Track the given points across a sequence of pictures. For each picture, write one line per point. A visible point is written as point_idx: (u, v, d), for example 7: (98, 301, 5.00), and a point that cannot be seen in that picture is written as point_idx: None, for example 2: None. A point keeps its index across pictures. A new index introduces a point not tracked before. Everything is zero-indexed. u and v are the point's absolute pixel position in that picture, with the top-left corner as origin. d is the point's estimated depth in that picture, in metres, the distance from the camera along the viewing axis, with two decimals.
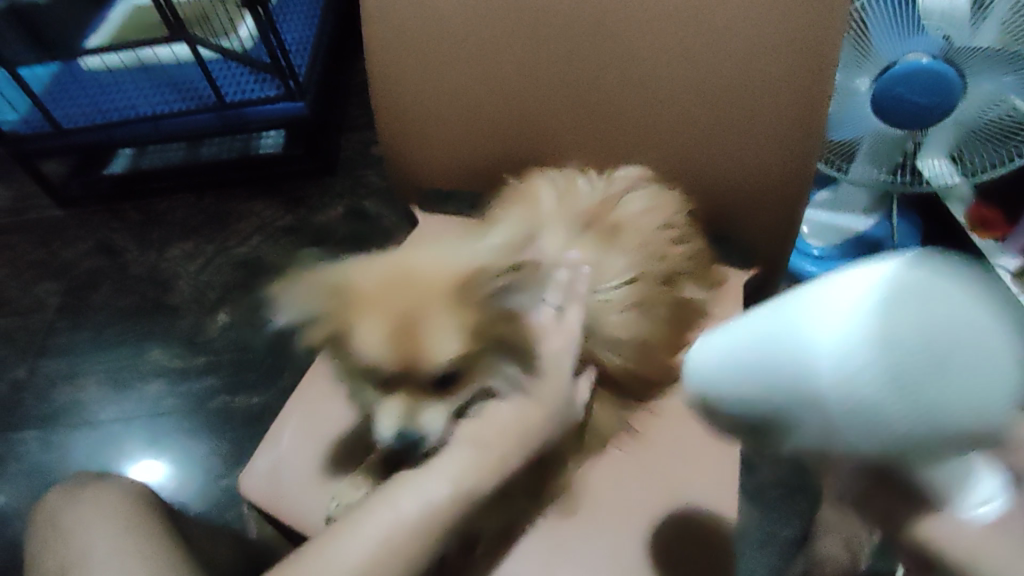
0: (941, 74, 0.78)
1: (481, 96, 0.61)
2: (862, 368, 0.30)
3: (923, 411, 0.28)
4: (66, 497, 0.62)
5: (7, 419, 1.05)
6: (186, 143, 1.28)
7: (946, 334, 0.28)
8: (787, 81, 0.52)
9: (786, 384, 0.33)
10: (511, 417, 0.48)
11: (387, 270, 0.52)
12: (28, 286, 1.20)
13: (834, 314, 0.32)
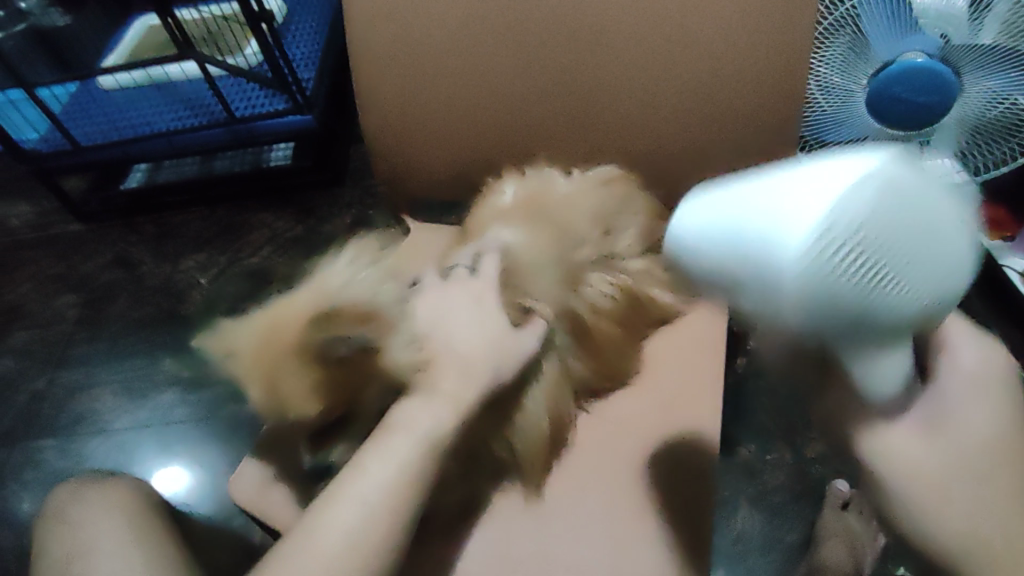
0: (936, 71, 0.77)
1: (477, 112, 0.74)
2: (835, 265, 0.37)
3: (885, 300, 0.37)
4: (69, 490, 0.64)
5: (29, 428, 1.11)
6: (200, 157, 1.31)
7: (916, 240, 0.37)
8: (735, 57, 0.67)
9: (754, 261, 0.42)
10: (471, 349, 0.58)
11: (256, 328, 0.62)
12: (49, 299, 1.26)
13: (805, 210, 0.39)
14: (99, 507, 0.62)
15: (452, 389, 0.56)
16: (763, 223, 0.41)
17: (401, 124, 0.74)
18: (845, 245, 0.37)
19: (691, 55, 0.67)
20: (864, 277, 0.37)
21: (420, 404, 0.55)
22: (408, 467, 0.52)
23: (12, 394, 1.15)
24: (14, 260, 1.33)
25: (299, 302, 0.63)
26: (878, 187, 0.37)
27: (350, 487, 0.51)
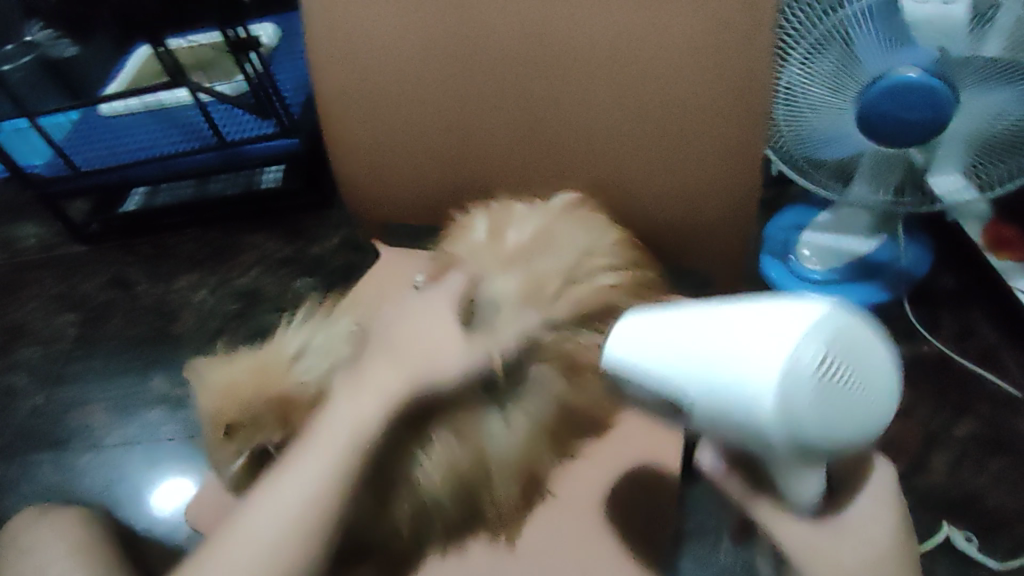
0: (932, 90, 0.71)
1: (432, 140, 0.71)
2: (800, 406, 0.36)
3: (832, 436, 0.38)
4: (26, 515, 0.64)
5: (25, 442, 1.12)
6: (194, 180, 1.35)
7: (860, 385, 0.38)
8: (706, 92, 0.60)
9: (721, 406, 0.38)
10: (370, 388, 0.51)
11: (214, 376, 0.61)
12: (50, 318, 1.27)
13: (774, 353, 0.37)
14: (55, 531, 0.61)
15: (369, 401, 0.50)
16: (714, 362, 0.39)
17: (362, 155, 0.72)
18: (806, 391, 0.36)
19: (651, 81, 0.62)
20: (823, 415, 0.37)
21: (346, 400, 0.51)
22: (310, 487, 0.49)
23: (11, 410, 1.16)
24: (21, 281, 1.35)
25: (248, 363, 0.61)
26: (825, 332, 0.38)
27: (254, 518, 0.50)
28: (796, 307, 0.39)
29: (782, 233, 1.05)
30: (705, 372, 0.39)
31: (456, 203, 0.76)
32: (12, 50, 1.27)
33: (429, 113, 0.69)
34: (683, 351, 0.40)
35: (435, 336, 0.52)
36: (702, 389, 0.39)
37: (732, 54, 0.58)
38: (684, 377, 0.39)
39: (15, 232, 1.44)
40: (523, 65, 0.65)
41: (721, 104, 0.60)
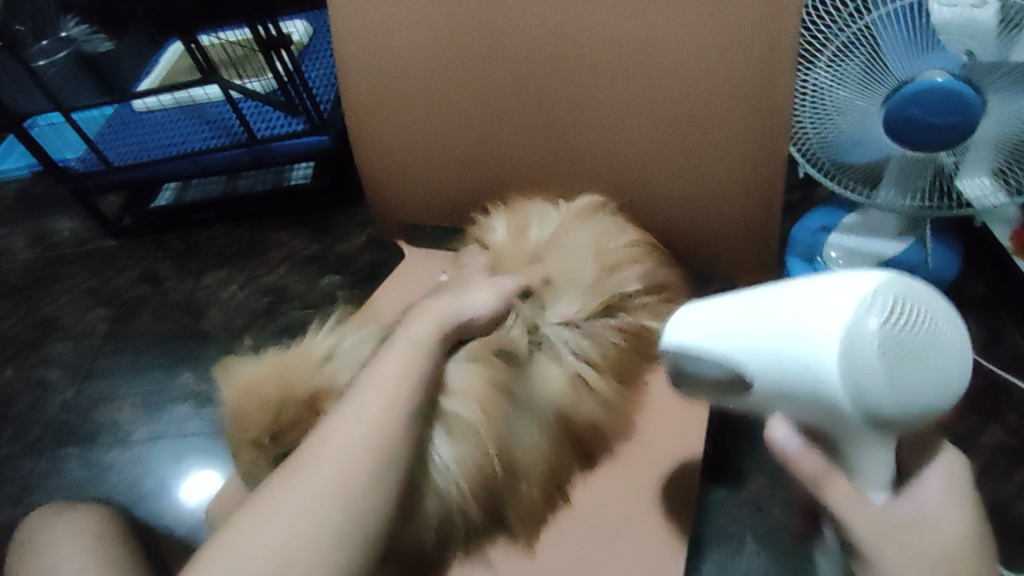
0: (958, 94, 0.70)
1: (455, 144, 0.71)
2: (866, 377, 0.35)
3: (908, 406, 0.35)
4: (44, 514, 0.67)
5: (55, 436, 1.15)
6: (225, 176, 1.39)
7: (931, 347, 0.35)
8: (736, 104, 0.56)
9: (786, 380, 0.40)
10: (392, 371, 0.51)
11: (246, 372, 0.64)
12: (83, 312, 1.32)
13: (829, 324, 0.37)
14: (69, 524, 0.64)
15: (423, 325, 0.55)
16: (776, 340, 0.40)
17: (386, 155, 0.73)
18: (871, 361, 0.35)
19: (676, 88, 0.58)
20: (895, 385, 0.35)
21: (410, 321, 0.56)
22: (371, 427, 0.49)
23: (43, 403, 1.20)
24: (54, 274, 1.40)
25: (277, 358, 0.64)
26: (884, 299, 0.36)
27: (300, 475, 0.47)
28: (858, 275, 0.38)
29: (809, 236, 1.05)
30: (764, 346, 0.41)
31: (477, 207, 0.76)
32: (45, 46, 1.24)
33: (446, 114, 0.68)
34: (743, 329, 0.42)
35: (489, 290, 0.58)
36: (768, 364, 0.40)
37: (767, 66, 0.54)
38: (749, 355, 0.42)
39: (53, 223, 1.50)
40: (533, 64, 0.63)
41: (731, 107, 0.57)
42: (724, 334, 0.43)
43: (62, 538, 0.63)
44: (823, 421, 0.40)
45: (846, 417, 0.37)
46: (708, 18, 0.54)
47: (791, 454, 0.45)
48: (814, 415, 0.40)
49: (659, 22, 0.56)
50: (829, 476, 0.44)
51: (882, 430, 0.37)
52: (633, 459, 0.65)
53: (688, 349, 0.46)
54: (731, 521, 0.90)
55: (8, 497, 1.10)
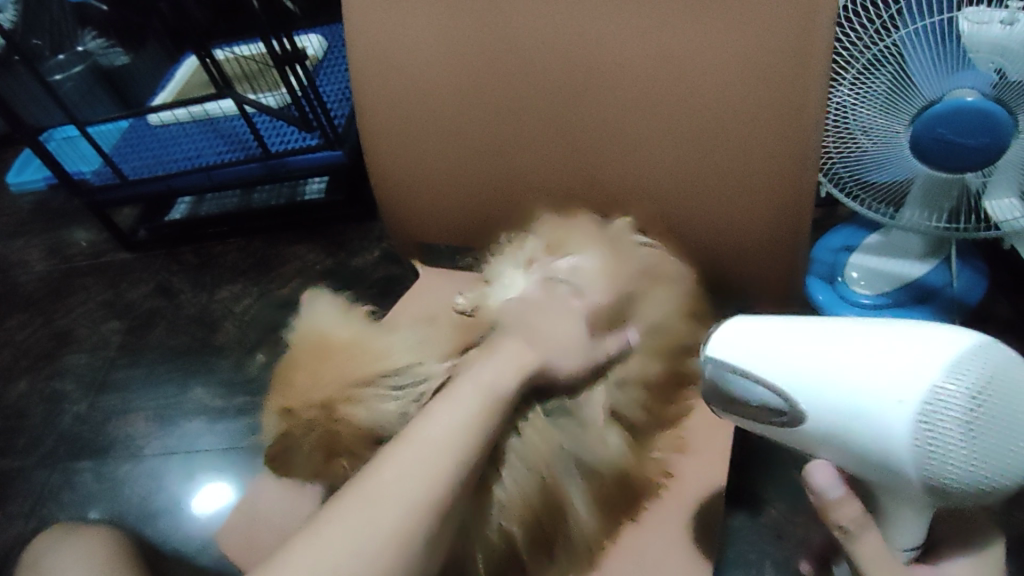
0: (987, 114, 0.68)
1: (470, 163, 0.69)
2: (946, 442, 0.36)
3: (979, 475, 0.36)
4: (53, 536, 0.66)
5: (68, 449, 1.14)
6: (240, 191, 1.40)
7: (1015, 430, 0.36)
8: (759, 123, 0.55)
9: (855, 429, 0.40)
10: (448, 427, 0.47)
11: (320, 330, 0.63)
12: (97, 324, 1.32)
13: (915, 381, 0.37)
14: (80, 545, 0.63)
15: (510, 369, 0.51)
16: (852, 386, 0.40)
17: (399, 172, 0.72)
18: (954, 425, 0.36)
19: (697, 108, 0.57)
20: (975, 453, 0.36)
21: (494, 355, 0.52)
22: (441, 449, 0.45)
23: (56, 416, 1.19)
24: (70, 286, 1.40)
25: (353, 336, 0.62)
26: (974, 368, 0.37)
27: (350, 512, 0.43)
28: (943, 338, 0.39)
29: (830, 255, 1.03)
30: (833, 388, 0.41)
31: (492, 228, 0.75)
32: (62, 59, 1.28)
33: (461, 130, 0.67)
34: (807, 364, 0.42)
35: (571, 326, 0.54)
36: (837, 407, 0.40)
37: (794, 85, 0.52)
38: (814, 395, 0.41)
39: (70, 234, 1.51)
40: (551, 81, 0.62)
41: (756, 126, 0.55)
42: (784, 362, 0.43)
43: (69, 561, 0.62)
44: (876, 470, 0.40)
45: (906, 471, 0.38)
46: (731, 36, 0.53)
47: (835, 498, 0.44)
48: (869, 463, 0.40)
49: (682, 42, 0.55)
50: (862, 533, 0.44)
51: (940, 491, 0.37)
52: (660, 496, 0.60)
53: (737, 373, 0.45)
54: (750, 547, 0.88)
55: (20, 510, 1.09)
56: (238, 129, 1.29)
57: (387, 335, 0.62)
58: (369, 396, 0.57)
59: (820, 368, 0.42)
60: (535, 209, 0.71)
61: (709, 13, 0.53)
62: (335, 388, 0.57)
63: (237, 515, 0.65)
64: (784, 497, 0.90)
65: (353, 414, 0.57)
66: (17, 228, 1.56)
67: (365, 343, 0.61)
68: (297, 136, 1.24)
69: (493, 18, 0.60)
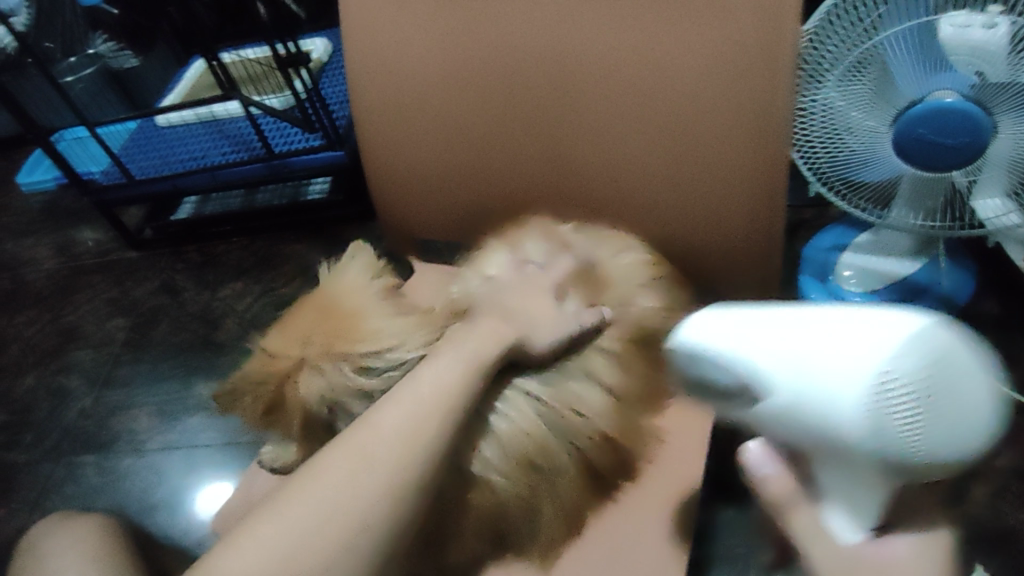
0: (966, 114, 0.70)
1: (459, 165, 0.71)
2: (898, 418, 0.37)
3: (924, 450, 0.36)
4: (54, 522, 0.68)
5: (73, 443, 1.17)
6: (243, 191, 1.45)
7: (957, 408, 0.36)
8: (739, 126, 0.57)
9: (811, 410, 0.40)
10: (365, 475, 0.47)
11: (332, 289, 0.66)
12: (103, 321, 1.34)
13: (863, 362, 0.38)
14: (82, 529, 0.66)
15: (489, 342, 0.54)
16: (809, 368, 0.41)
17: (390, 171, 0.74)
18: (905, 404, 0.37)
19: (678, 111, 0.59)
20: (926, 428, 0.36)
21: (472, 334, 0.55)
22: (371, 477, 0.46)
23: (63, 410, 1.22)
24: (76, 284, 1.43)
25: (360, 306, 0.63)
26: (928, 342, 0.38)
27: (250, 540, 0.45)
28: (892, 321, 0.40)
29: (821, 254, 1.05)
30: (796, 372, 0.41)
31: (482, 229, 0.77)
32: (74, 62, 1.31)
33: (449, 130, 0.69)
34: (752, 352, 0.44)
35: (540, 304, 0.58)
36: (795, 391, 0.41)
37: (774, 89, 0.54)
38: (776, 382, 0.42)
39: (77, 234, 1.54)
40: (533, 84, 0.64)
41: (730, 124, 0.57)
42: (740, 346, 0.44)
43: (71, 543, 0.64)
44: (817, 454, 0.41)
45: (858, 457, 0.38)
46: (707, 37, 0.55)
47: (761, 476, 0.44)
48: (816, 445, 0.41)
49: (664, 46, 0.57)
50: (796, 508, 0.43)
51: (894, 471, 0.38)
52: (646, 489, 0.62)
53: (699, 355, 0.47)
54: (736, 540, 0.90)
55: (25, 502, 1.12)
56: (243, 130, 1.32)
57: (390, 315, 0.62)
58: (343, 369, 0.59)
59: (778, 355, 0.42)
60: (525, 210, 0.73)
61: (689, 18, 0.55)
62: (314, 350, 0.59)
63: (236, 502, 0.67)
64: None
65: (307, 384, 0.59)
66: (25, 228, 1.59)
67: (351, 307, 0.63)
68: (299, 137, 1.28)
69: (480, 23, 0.62)
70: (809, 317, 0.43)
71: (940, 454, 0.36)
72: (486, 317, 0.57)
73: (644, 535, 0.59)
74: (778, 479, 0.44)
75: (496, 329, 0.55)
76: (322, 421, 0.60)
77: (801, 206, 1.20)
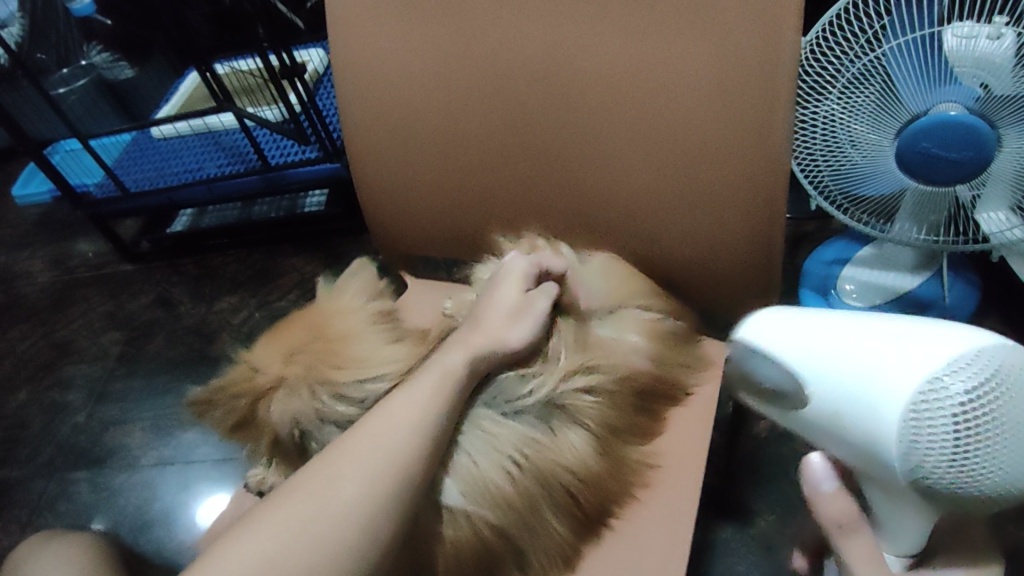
0: (971, 127, 0.68)
1: (452, 180, 0.70)
2: (933, 429, 0.38)
3: (954, 465, 0.38)
4: (36, 543, 0.67)
5: (66, 459, 1.16)
6: (241, 203, 1.43)
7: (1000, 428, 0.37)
8: (737, 141, 0.55)
9: (850, 415, 0.44)
10: (346, 503, 0.44)
11: (316, 313, 0.65)
12: (98, 335, 1.33)
13: (905, 372, 0.40)
14: (63, 551, 0.64)
15: (456, 354, 0.55)
16: (854, 376, 0.44)
17: (382, 185, 0.73)
18: (942, 417, 0.38)
19: (674, 125, 0.57)
20: (958, 446, 0.37)
21: (441, 351, 0.56)
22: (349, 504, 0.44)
23: (55, 425, 1.21)
24: (71, 297, 1.42)
25: (352, 327, 0.63)
26: (978, 360, 0.38)
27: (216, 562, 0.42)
28: (952, 336, 0.41)
29: (822, 268, 1.03)
30: (846, 380, 0.44)
31: (477, 244, 0.75)
32: (67, 73, 1.30)
33: (440, 144, 0.68)
34: (810, 355, 0.47)
35: (518, 310, 0.59)
36: (843, 396, 0.44)
37: (772, 101, 0.53)
38: (826, 386, 0.46)
39: (73, 246, 1.53)
40: (523, 97, 0.63)
41: (724, 138, 0.56)
42: (811, 349, 0.48)
43: (51, 566, 0.63)
44: (859, 461, 0.44)
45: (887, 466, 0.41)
46: (701, 48, 0.53)
47: (824, 491, 0.48)
48: (850, 452, 0.44)
49: (658, 58, 0.56)
50: (852, 535, 0.47)
51: (918, 486, 0.40)
52: (646, 508, 0.60)
53: (766, 354, 0.51)
54: (736, 558, 0.88)
55: (17, 520, 1.10)
56: (239, 142, 1.32)
57: (379, 342, 0.62)
58: (321, 394, 0.57)
59: (836, 362, 0.45)
60: (520, 224, 0.72)
61: (685, 29, 0.54)
62: (294, 375, 0.58)
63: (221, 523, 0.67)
64: (773, 508, 0.91)
65: (282, 408, 0.57)
66: (21, 240, 1.59)
67: (336, 330, 0.62)
68: (296, 149, 1.27)
69: (468, 35, 0.61)
70: (875, 326, 0.46)
71: (971, 469, 0.38)
72: (449, 342, 0.57)
73: (638, 554, 0.58)
74: (837, 499, 0.47)
75: (449, 364, 0.54)
76: (297, 449, 0.59)
77: (802, 218, 1.18)
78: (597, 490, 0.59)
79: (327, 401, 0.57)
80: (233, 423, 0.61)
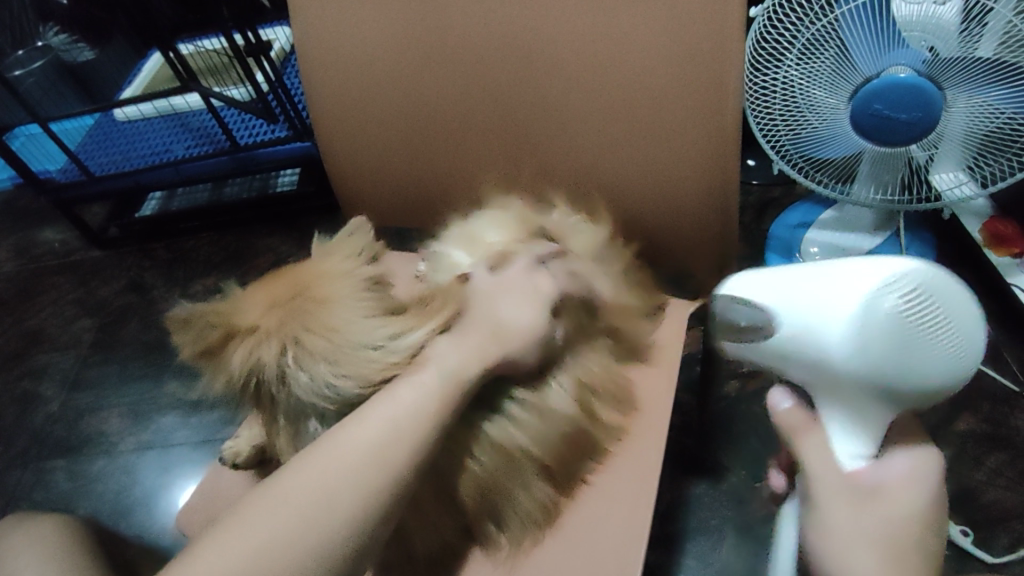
0: (920, 88, 0.71)
1: (422, 154, 0.72)
2: (869, 344, 0.47)
3: (894, 367, 0.47)
4: (14, 523, 0.67)
5: (41, 449, 1.16)
6: (211, 184, 1.41)
7: (937, 344, 0.46)
8: (694, 108, 0.57)
9: (808, 352, 0.51)
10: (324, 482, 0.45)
11: (304, 273, 0.63)
12: (68, 324, 1.33)
13: (841, 303, 0.49)
14: (46, 530, 0.65)
15: (432, 374, 0.52)
16: (803, 316, 0.51)
17: (351, 159, 0.74)
18: (874, 334, 0.47)
19: (634, 92, 0.59)
20: (891, 350, 0.47)
21: (421, 368, 0.53)
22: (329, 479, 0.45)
23: (30, 415, 1.21)
24: (40, 285, 1.41)
25: (338, 291, 0.61)
26: (905, 280, 0.46)
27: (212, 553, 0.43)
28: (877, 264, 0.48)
29: (787, 232, 1.07)
30: (787, 310, 0.52)
31: (438, 211, 0.77)
32: (23, 55, 1.29)
33: (408, 114, 0.69)
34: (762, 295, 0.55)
35: (519, 309, 0.57)
36: (799, 327, 0.51)
37: (727, 67, 0.55)
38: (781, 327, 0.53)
39: (38, 234, 1.51)
40: (486, 69, 0.64)
41: (683, 105, 0.58)
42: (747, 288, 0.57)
43: (33, 543, 0.64)
44: (823, 386, 0.51)
45: (841, 377, 0.50)
46: (656, 16, 0.55)
47: (780, 409, 0.54)
48: (815, 382, 0.52)
49: (613, 26, 0.57)
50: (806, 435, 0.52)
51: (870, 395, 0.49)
52: (622, 465, 0.63)
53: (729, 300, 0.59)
54: (707, 512, 0.92)
55: None
56: (206, 122, 1.31)
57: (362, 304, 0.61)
58: (288, 350, 0.57)
59: (784, 302, 0.53)
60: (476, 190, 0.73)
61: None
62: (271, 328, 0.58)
63: (209, 496, 0.69)
64: (745, 463, 0.95)
65: (244, 351, 0.58)
66: None
67: (323, 291, 0.61)
68: (264, 128, 1.27)
69: (431, 10, 0.62)
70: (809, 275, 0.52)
71: (923, 375, 0.47)
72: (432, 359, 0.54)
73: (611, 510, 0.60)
74: (793, 413, 0.54)
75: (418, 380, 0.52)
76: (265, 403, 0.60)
77: (767, 184, 1.22)
78: (572, 458, 0.62)
79: (306, 377, 0.57)
80: (212, 399, 0.62)
